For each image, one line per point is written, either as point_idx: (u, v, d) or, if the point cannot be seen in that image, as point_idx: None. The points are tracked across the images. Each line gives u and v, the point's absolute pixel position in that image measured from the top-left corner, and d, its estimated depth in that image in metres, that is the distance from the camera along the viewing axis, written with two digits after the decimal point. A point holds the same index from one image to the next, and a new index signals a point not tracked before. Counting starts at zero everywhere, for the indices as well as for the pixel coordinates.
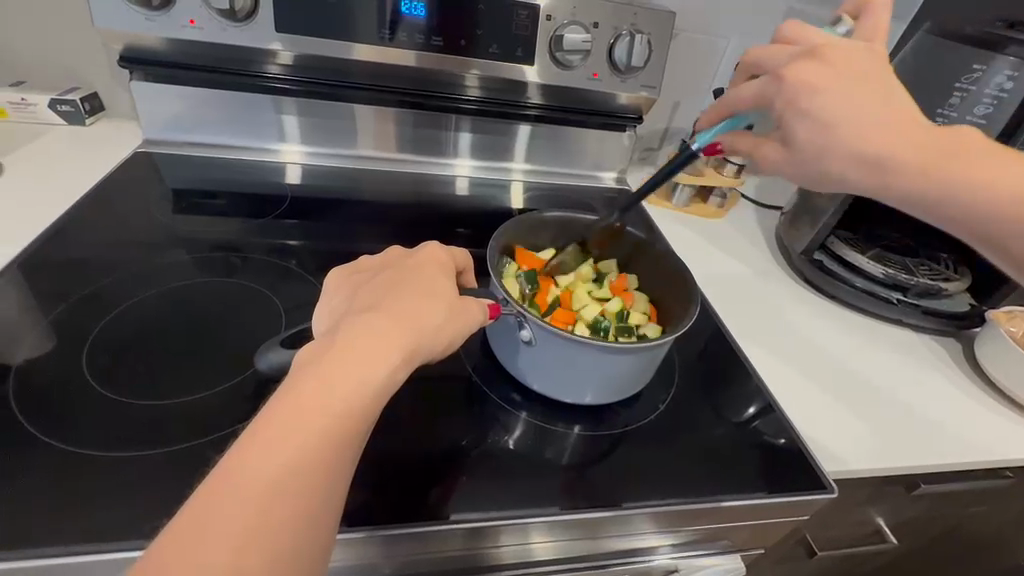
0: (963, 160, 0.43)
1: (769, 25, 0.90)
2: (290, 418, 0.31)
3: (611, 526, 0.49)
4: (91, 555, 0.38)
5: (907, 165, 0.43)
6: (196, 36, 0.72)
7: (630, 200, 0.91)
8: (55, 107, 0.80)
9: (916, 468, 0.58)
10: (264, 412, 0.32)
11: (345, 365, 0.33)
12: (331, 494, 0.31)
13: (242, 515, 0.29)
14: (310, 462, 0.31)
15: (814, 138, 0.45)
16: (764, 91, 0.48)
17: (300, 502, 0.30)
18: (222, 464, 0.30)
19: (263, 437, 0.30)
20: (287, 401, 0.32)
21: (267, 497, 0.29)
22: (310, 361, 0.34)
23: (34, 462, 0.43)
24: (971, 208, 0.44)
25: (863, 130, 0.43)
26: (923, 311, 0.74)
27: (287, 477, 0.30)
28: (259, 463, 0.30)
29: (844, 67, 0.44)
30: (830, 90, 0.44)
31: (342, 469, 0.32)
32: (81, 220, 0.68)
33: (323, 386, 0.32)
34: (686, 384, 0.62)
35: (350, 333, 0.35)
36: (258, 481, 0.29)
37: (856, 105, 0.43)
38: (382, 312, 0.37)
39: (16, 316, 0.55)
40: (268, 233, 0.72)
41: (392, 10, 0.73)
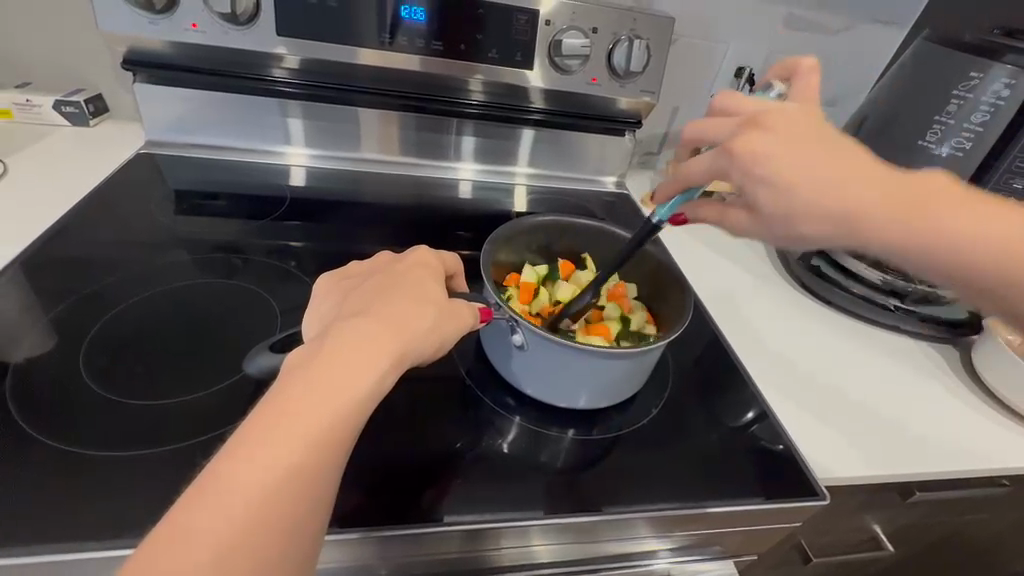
0: (948, 204, 0.41)
1: (768, 31, 0.90)
2: (279, 421, 0.31)
3: (602, 530, 0.49)
4: (83, 553, 0.38)
5: (887, 221, 0.40)
6: (198, 39, 0.73)
7: (629, 204, 0.91)
8: (59, 109, 0.81)
9: (911, 476, 0.57)
10: (253, 416, 0.32)
11: (334, 368, 0.34)
12: (320, 497, 0.32)
13: (229, 521, 0.29)
14: (299, 465, 0.31)
15: (780, 204, 0.42)
16: (718, 166, 0.45)
17: (289, 504, 0.30)
18: (210, 468, 0.30)
19: (252, 440, 0.31)
20: (275, 405, 0.32)
21: (256, 500, 0.29)
22: (299, 366, 0.34)
23: (32, 460, 0.43)
24: (958, 257, 0.41)
25: (833, 192, 0.41)
26: (919, 318, 0.74)
27: (276, 480, 0.30)
28: (248, 466, 0.30)
29: (791, 134, 0.42)
30: (785, 155, 0.41)
31: (331, 471, 0.32)
32: (83, 220, 0.69)
33: (313, 389, 0.33)
34: (682, 389, 0.62)
35: (340, 336, 0.35)
36: (247, 484, 0.30)
37: (818, 159, 0.41)
38: (372, 316, 0.37)
39: (16, 314, 0.56)
40: (267, 235, 0.73)
41: (392, 15, 0.74)
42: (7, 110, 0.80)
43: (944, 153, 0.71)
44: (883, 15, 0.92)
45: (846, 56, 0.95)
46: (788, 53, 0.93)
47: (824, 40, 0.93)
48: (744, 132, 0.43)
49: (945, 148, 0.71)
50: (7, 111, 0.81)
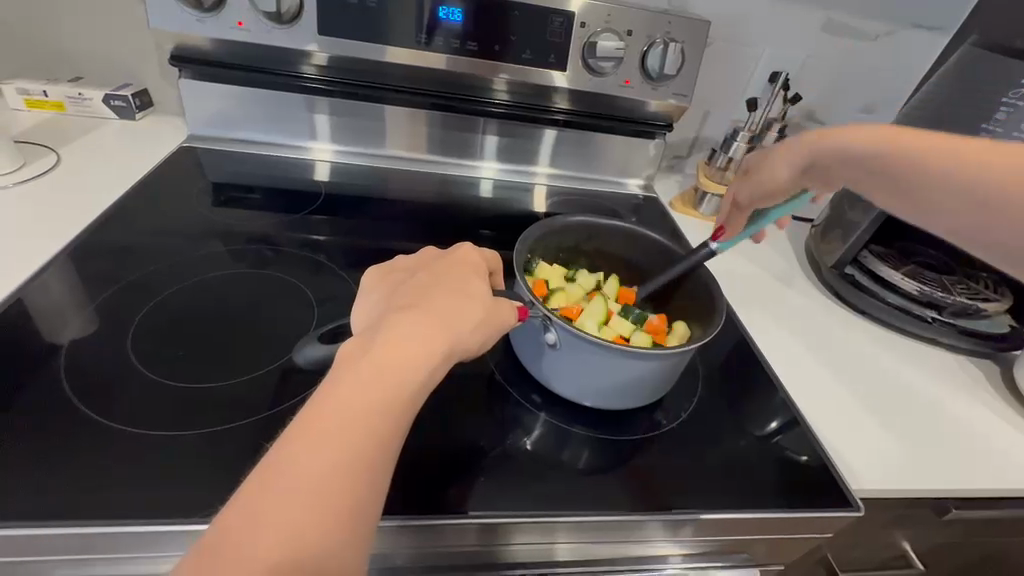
0: (862, 130, 0.52)
1: (805, 36, 0.89)
2: (334, 411, 0.32)
3: (628, 531, 0.49)
4: (127, 529, 0.40)
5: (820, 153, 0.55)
6: (242, 37, 0.75)
7: (656, 207, 0.91)
8: (109, 103, 0.85)
9: (948, 492, 0.56)
10: (308, 407, 0.33)
11: (386, 361, 0.35)
12: (373, 488, 0.32)
13: (291, 510, 0.30)
14: (353, 455, 0.32)
15: (760, 157, 0.64)
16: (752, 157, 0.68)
17: (344, 495, 0.31)
18: (269, 457, 0.31)
19: (308, 430, 0.32)
20: (330, 395, 0.33)
21: (313, 489, 0.30)
22: (353, 358, 0.35)
23: (78, 438, 0.45)
24: (884, 157, 0.50)
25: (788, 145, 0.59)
26: (959, 332, 0.72)
27: (332, 471, 0.31)
28: (305, 459, 0.31)
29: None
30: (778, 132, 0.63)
31: (382, 464, 0.33)
32: (129, 210, 0.72)
33: (365, 382, 0.34)
34: (710, 394, 0.61)
35: (390, 330, 0.36)
36: (304, 474, 0.31)
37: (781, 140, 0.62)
38: (420, 311, 0.38)
39: (66, 299, 0.58)
40: (300, 228, 0.75)
41: (430, 15, 0.75)
42: (60, 104, 0.84)
43: None
44: (925, 20, 0.89)
45: (884, 62, 0.93)
46: (824, 59, 0.91)
47: (862, 46, 0.91)
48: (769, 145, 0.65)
49: None
50: (59, 105, 0.84)
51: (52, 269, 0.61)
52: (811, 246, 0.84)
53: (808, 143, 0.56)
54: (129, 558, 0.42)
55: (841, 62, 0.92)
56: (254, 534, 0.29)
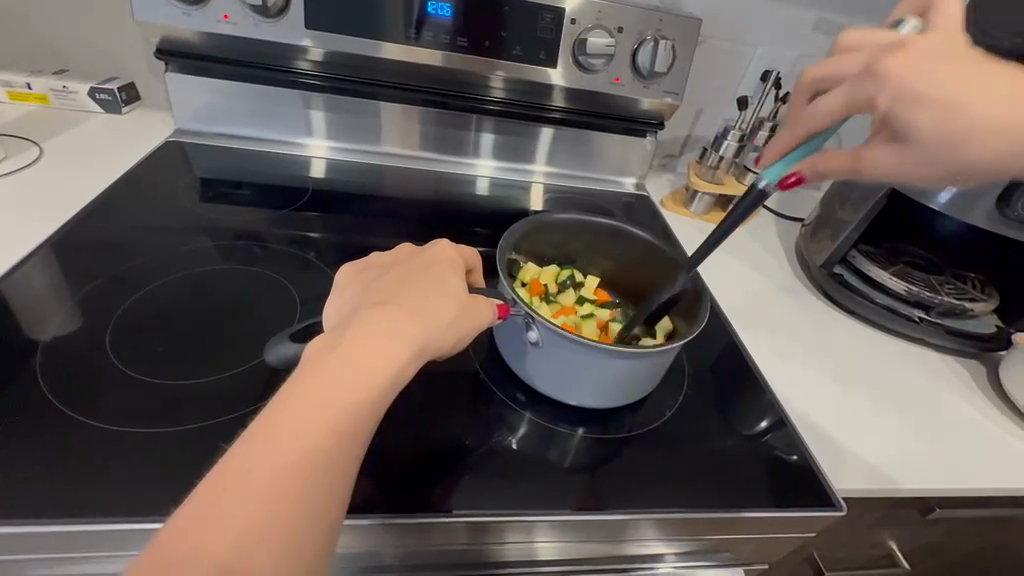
0: None
1: (798, 34, 0.89)
2: (300, 409, 0.32)
3: (610, 530, 0.49)
4: (103, 526, 0.39)
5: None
6: (229, 31, 0.74)
7: (649, 206, 0.90)
8: (94, 96, 0.84)
9: (932, 492, 0.56)
10: (274, 403, 0.32)
11: (355, 360, 0.34)
12: (337, 487, 0.32)
13: (251, 506, 0.29)
14: (318, 454, 0.31)
15: (945, 128, 0.41)
16: (852, 94, 0.45)
17: (308, 493, 0.31)
18: (231, 454, 0.31)
19: (272, 427, 0.31)
20: (296, 392, 0.33)
21: (277, 487, 0.30)
22: (322, 354, 0.35)
23: (55, 434, 0.45)
24: None
25: (983, 109, 0.41)
26: (946, 331, 0.72)
27: (294, 467, 0.31)
28: (266, 455, 0.30)
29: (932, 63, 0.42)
30: (945, 75, 0.41)
31: (347, 462, 0.32)
32: (113, 205, 0.71)
33: (333, 379, 0.33)
34: (696, 394, 0.61)
35: (362, 327, 0.36)
36: (268, 472, 0.30)
37: (942, 84, 0.41)
38: (393, 308, 0.38)
39: (46, 294, 0.57)
40: (288, 225, 0.74)
41: (419, 10, 0.74)
42: (44, 96, 0.83)
43: None
44: None
45: None
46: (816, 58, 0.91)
47: None
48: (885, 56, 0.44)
49: None
50: (44, 98, 0.83)
51: (32, 263, 0.60)
52: (801, 245, 0.83)
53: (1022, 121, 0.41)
54: (108, 556, 0.41)
55: None
56: (214, 533, 0.28)
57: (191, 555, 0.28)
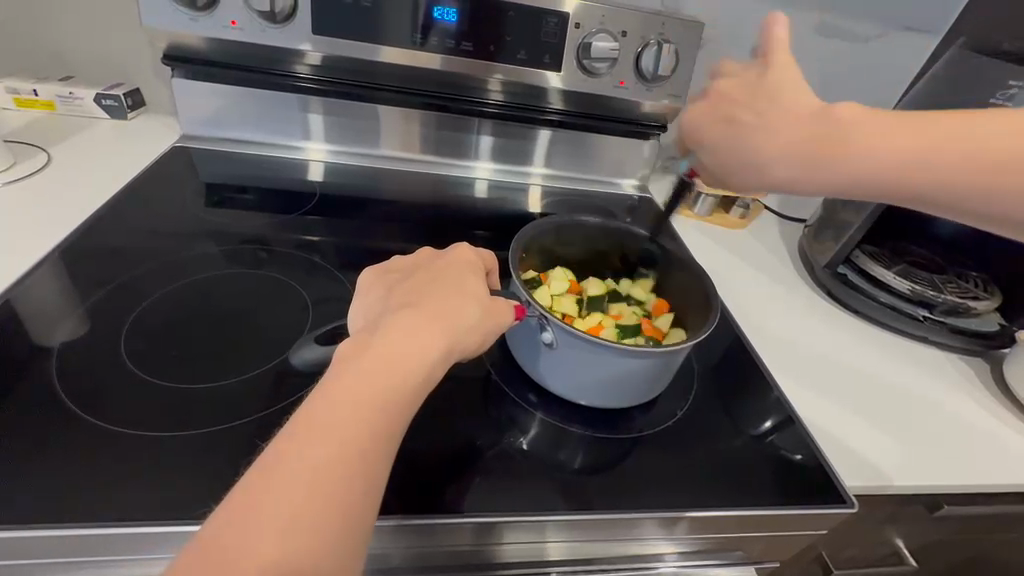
0: (846, 137, 0.43)
1: (799, 37, 0.89)
2: (338, 408, 0.33)
3: (624, 530, 0.49)
4: (120, 531, 0.39)
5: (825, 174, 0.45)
6: (236, 36, 0.75)
7: (651, 207, 0.91)
8: (100, 102, 0.84)
9: (939, 488, 0.57)
10: (310, 402, 0.33)
11: (387, 360, 0.35)
12: (375, 484, 0.32)
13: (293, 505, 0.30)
14: (357, 451, 0.32)
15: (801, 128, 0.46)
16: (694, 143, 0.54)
17: (348, 491, 0.31)
18: (271, 452, 0.31)
19: (310, 425, 0.32)
20: (332, 390, 0.33)
21: (318, 483, 0.31)
22: (351, 357, 0.35)
23: (71, 438, 0.45)
24: (901, 175, 0.42)
25: (752, 142, 0.46)
26: (949, 330, 0.72)
27: (334, 466, 0.31)
28: (305, 455, 0.31)
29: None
30: (724, 114, 0.48)
31: (382, 459, 0.33)
32: (120, 211, 0.71)
33: (367, 379, 0.34)
34: (704, 393, 0.62)
35: (391, 328, 0.37)
36: (308, 469, 0.31)
37: (737, 122, 0.47)
38: (420, 310, 0.38)
39: (56, 300, 0.57)
40: (293, 229, 0.74)
41: (425, 15, 0.75)
42: (51, 103, 0.83)
43: None
44: (916, 22, 0.90)
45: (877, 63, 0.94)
46: (818, 61, 0.92)
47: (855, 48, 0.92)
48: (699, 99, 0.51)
49: None
50: (50, 104, 0.83)
51: (43, 269, 0.60)
52: (805, 245, 0.84)
53: (790, 144, 0.44)
54: (124, 560, 0.41)
55: (836, 64, 0.93)
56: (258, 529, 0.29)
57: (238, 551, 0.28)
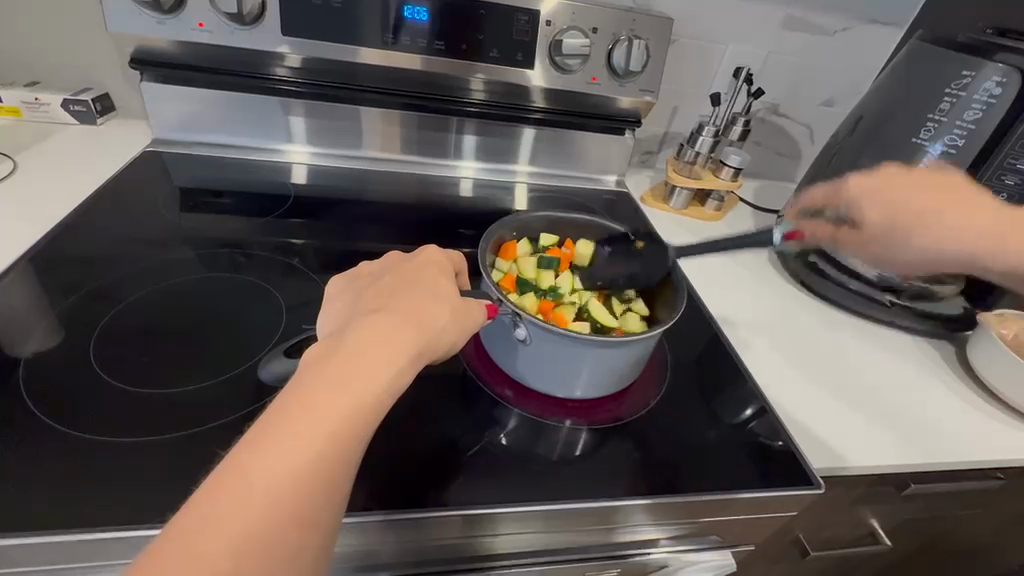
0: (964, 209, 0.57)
1: (768, 31, 0.91)
2: (301, 417, 0.32)
3: (600, 518, 0.50)
4: (93, 536, 0.39)
5: (979, 232, 0.57)
6: (206, 39, 0.74)
7: (629, 202, 0.92)
8: (69, 107, 0.83)
9: (908, 467, 0.59)
10: (274, 410, 0.33)
11: (353, 368, 0.35)
12: (336, 493, 0.32)
13: (250, 515, 0.29)
14: (320, 461, 0.32)
15: (940, 255, 0.59)
16: (833, 197, 0.62)
17: (306, 501, 0.31)
18: (230, 459, 0.31)
19: (272, 435, 0.31)
20: (295, 395, 0.33)
21: (278, 495, 0.30)
22: (317, 363, 0.35)
23: (41, 446, 0.44)
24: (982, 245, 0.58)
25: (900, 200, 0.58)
26: (917, 314, 0.74)
27: (293, 475, 0.31)
28: (265, 464, 0.30)
29: (903, 188, 0.58)
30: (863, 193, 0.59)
31: (346, 468, 0.33)
32: (91, 217, 0.70)
33: (331, 386, 0.33)
34: (679, 384, 0.63)
35: (359, 333, 0.37)
36: (268, 480, 0.30)
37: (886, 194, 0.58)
38: (390, 315, 0.38)
39: (26, 309, 0.57)
40: (271, 232, 0.74)
41: (396, 15, 0.75)
42: (17, 109, 0.82)
43: (937, 151, 0.68)
44: (879, 15, 0.92)
45: (845, 56, 0.95)
46: (786, 54, 0.94)
47: (822, 41, 0.93)
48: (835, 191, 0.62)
49: (939, 145, 0.68)
50: (16, 110, 0.82)
51: (10, 278, 0.59)
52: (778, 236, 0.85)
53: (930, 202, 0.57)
54: (100, 565, 0.42)
55: (803, 57, 0.95)
56: (214, 538, 0.29)
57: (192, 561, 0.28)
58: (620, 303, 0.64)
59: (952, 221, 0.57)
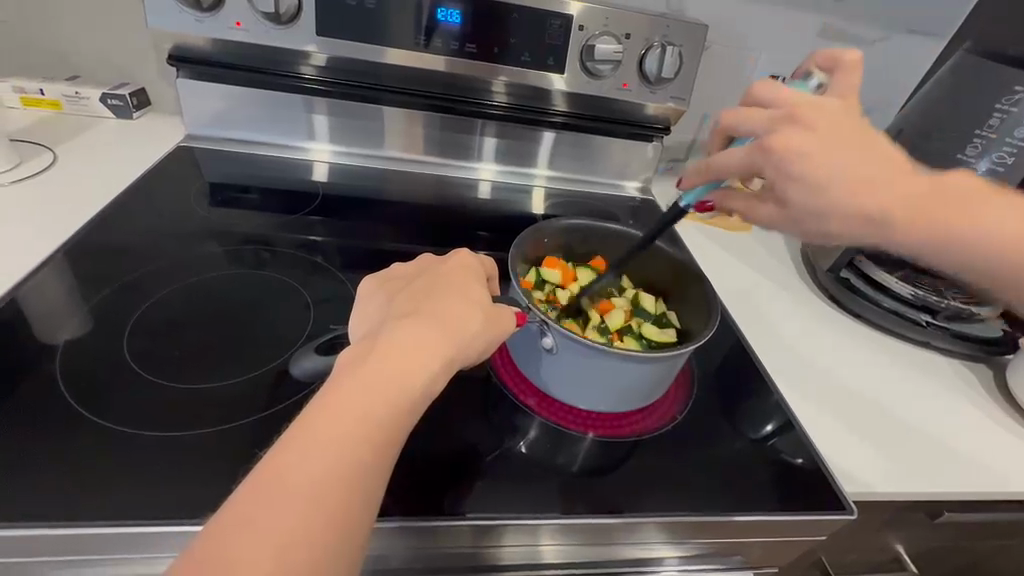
0: (959, 211, 0.45)
1: (803, 39, 0.89)
2: (337, 420, 0.32)
3: (620, 533, 0.49)
4: (119, 529, 0.39)
5: (868, 184, 0.44)
6: (241, 37, 0.75)
7: (654, 210, 0.91)
8: (106, 102, 0.84)
9: (941, 493, 0.57)
10: (309, 413, 0.33)
11: (386, 371, 0.35)
12: (369, 498, 0.32)
13: (287, 517, 0.29)
14: (355, 464, 0.32)
15: (810, 199, 0.45)
16: (751, 162, 0.47)
17: (341, 505, 0.31)
18: (267, 459, 0.31)
19: (308, 437, 0.32)
20: (331, 399, 0.33)
21: (314, 499, 0.30)
22: (350, 367, 0.35)
23: (74, 437, 0.45)
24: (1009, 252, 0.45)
25: (857, 188, 0.44)
26: (952, 335, 0.72)
27: (329, 479, 0.31)
28: (300, 467, 0.31)
29: (828, 134, 0.44)
30: (818, 148, 0.44)
31: (380, 473, 0.33)
32: (123, 210, 0.71)
33: (366, 390, 0.34)
34: (704, 396, 0.62)
35: (392, 337, 0.37)
36: (304, 481, 0.30)
37: (838, 163, 0.44)
38: (423, 319, 0.38)
39: (61, 299, 0.58)
40: (295, 229, 0.75)
41: (429, 18, 0.75)
42: (57, 102, 0.84)
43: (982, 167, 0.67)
44: (920, 25, 0.90)
45: (881, 65, 0.93)
46: None
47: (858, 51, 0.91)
48: (779, 127, 0.45)
49: (984, 162, 0.67)
50: (57, 103, 0.84)
51: (46, 269, 0.60)
52: (809, 249, 0.84)
53: (903, 196, 0.44)
54: (122, 558, 0.42)
55: None
56: (250, 539, 0.29)
57: (229, 560, 0.28)
58: (651, 315, 0.63)
59: (834, 169, 0.44)
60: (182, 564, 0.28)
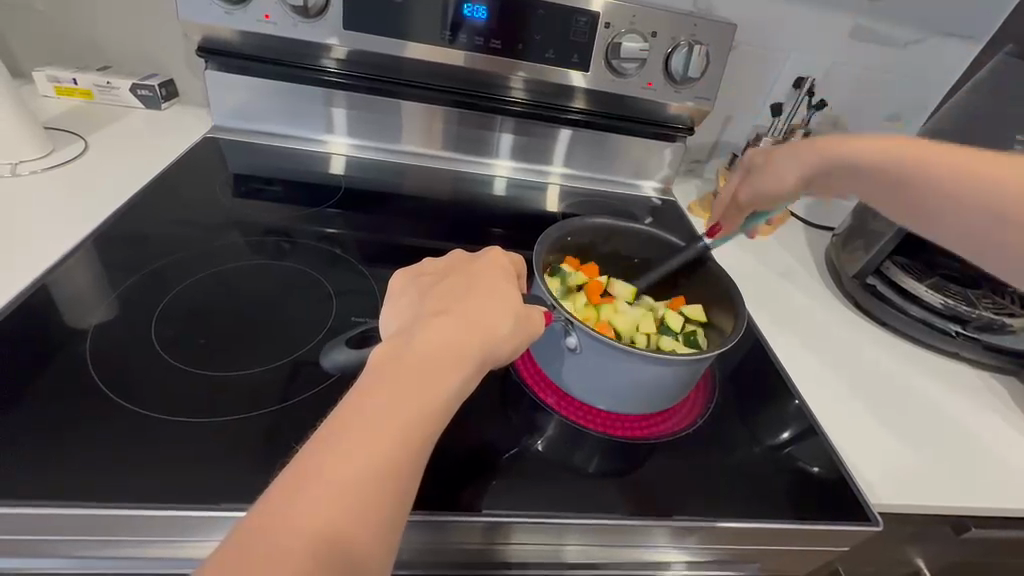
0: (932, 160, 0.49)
1: (833, 40, 0.87)
2: (372, 416, 0.33)
3: (635, 535, 0.49)
4: (143, 512, 0.40)
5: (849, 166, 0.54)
6: (270, 30, 0.76)
7: (675, 210, 0.90)
8: (135, 92, 0.86)
9: (965, 508, 0.55)
10: (345, 409, 0.33)
11: (420, 370, 0.35)
12: (401, 496, 0.32)
13: (321, 512, 0.30)
14: (387, 462, 0.32)
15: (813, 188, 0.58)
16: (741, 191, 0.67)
17: (373, 502, 0.31)
18: (303, 453, 0.32)
19: (343, 432, 0.32)
20: (366, 396, 0.34)
21: (348, 495, 0.30)
22: (384, 364, 0.35)
23: (100, 420, 0.46)
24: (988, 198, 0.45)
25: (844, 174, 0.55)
26: (982, 347, 0.70)
27: (364, 474, 0.31)
28: (335, 462, 0.31)
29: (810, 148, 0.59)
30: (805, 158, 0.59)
31: (411, 472, 0.33)
32: (150, 199, 0.72)
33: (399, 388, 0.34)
34: (724, 401, 0.61)
35: (425, 336, 0.37)
36: (340, 476, 0.31)
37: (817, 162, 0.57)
38: (455, 317, 0.39)
39: (89, 285, 0.59)
40: (316, 221, 0.75)
41: (455, 12, 0.75)
42: (88, 92, 0.85)
43: None
44: (956, 27, 0.87)
45: (913, 68, 0.91)
46: (851, 66, 0.90)
47: (889, 53, 0.89)
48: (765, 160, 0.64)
49: None
50: (88, 93, 0.85)
51: (77, 255, 0.62)
52: (835, 253, 0.82)
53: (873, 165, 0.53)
54: (144, 541, 0.42)
55: (869, 69, 0.91)
56: (285, 533, 0.29)
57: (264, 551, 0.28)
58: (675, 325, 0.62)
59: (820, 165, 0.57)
60: (218, 555, 0.28)
